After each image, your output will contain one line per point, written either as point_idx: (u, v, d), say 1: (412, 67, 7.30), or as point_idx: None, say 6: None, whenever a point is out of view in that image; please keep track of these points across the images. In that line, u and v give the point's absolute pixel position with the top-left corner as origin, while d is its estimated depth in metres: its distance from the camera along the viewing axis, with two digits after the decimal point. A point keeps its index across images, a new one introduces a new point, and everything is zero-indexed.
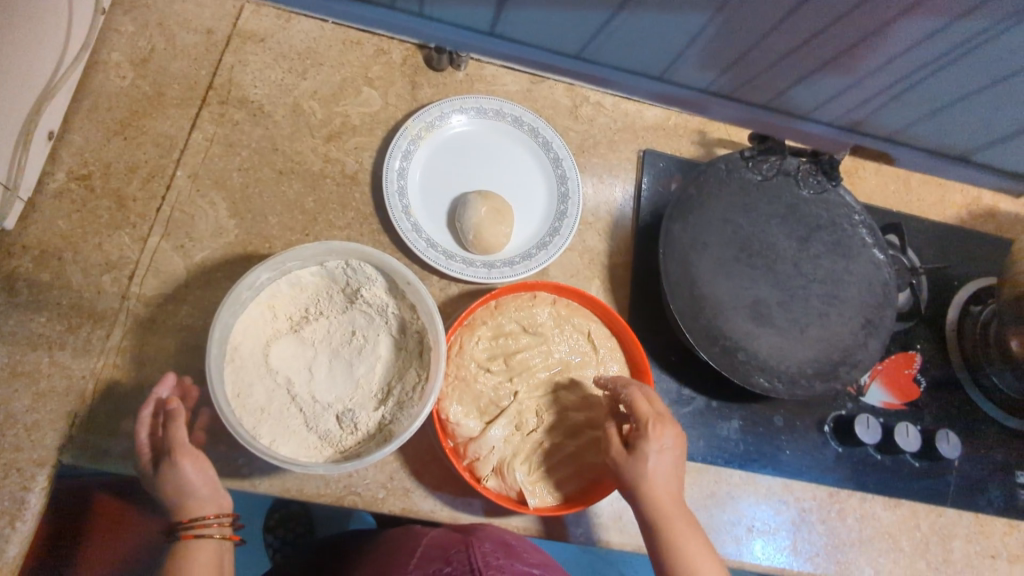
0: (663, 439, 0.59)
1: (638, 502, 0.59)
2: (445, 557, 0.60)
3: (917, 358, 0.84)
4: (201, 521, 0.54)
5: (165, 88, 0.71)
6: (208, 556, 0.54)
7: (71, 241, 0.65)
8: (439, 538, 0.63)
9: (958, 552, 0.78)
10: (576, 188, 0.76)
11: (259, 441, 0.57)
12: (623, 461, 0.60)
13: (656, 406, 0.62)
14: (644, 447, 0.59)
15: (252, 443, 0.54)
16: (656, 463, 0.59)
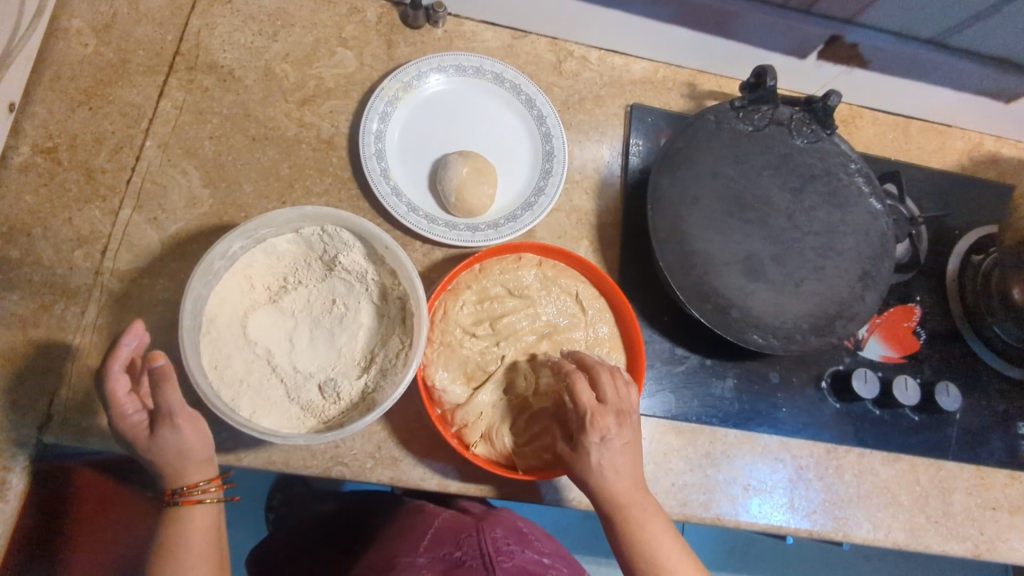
0: (604, 429, 0.57)
1: (592, 497, 0.57)
2: (455, 540, 0.71)
3: (916, 311, 0.82)
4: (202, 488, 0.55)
5: (130, 54, 0.68)
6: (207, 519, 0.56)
7: (39, 217, 0.63)
8: (450, 521, 0.74)
9: (959, 505, 0.77)
10: (561, 145, 0.74)
11: (239, 413, 0.56)
12: (571, 455, 0.58)
13: (600, 392, 0.59)
14: (585, 441, 0.57)
15: (230, 416, 0.53)
16: (600, 455, 0.57)
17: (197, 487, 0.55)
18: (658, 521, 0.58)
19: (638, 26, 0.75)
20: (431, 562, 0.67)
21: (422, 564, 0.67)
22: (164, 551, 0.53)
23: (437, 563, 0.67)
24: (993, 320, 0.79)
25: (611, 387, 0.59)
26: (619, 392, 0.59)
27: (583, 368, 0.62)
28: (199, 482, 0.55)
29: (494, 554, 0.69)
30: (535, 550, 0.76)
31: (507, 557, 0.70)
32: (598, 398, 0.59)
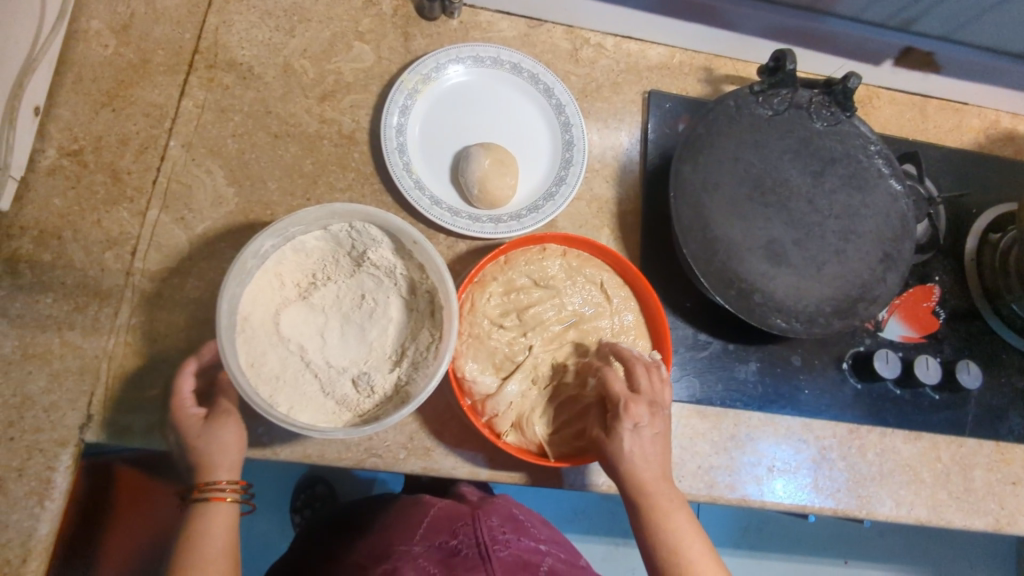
0: (638, 417, 0.58)
1: (619, 484, 0.58)
2: (451, 529, 0.74)
3: (936, 290, 0.82)
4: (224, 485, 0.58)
5: (150, 54, 0.68)
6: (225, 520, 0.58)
7: (69, 220, 0.64)
8: (445, 512, 0.77)
9: (979, 481, 0.78)
10: (581, 134, 0.74)
11: (277, 409, 0.57)
12: (601, 442, 0.60)
13: (634, 383, 0.61)
14: (618, 427, 0.58)
15: (270, 411, 0.54)
16: (633, 442, 0.58)
17: (218, 482, 0.58)
18: (681, 514, 0.58)
19: (713, 35, 0.79)
20: (426, 551, 0.70)
21: (418, 553, 0.70)
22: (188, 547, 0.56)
23: (433, 552, 0.70)
24: (1011, 298, 0.79)
25: (646, 379, 0.61)
26: (653, 384, 0.61)
27: (619, 360, 0.64)
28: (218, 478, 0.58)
29: (490, 542, 0.71)
30: (531, 537, 0.78)
31: (503, 545, 0.72)
32: (633, 388, 0.61)
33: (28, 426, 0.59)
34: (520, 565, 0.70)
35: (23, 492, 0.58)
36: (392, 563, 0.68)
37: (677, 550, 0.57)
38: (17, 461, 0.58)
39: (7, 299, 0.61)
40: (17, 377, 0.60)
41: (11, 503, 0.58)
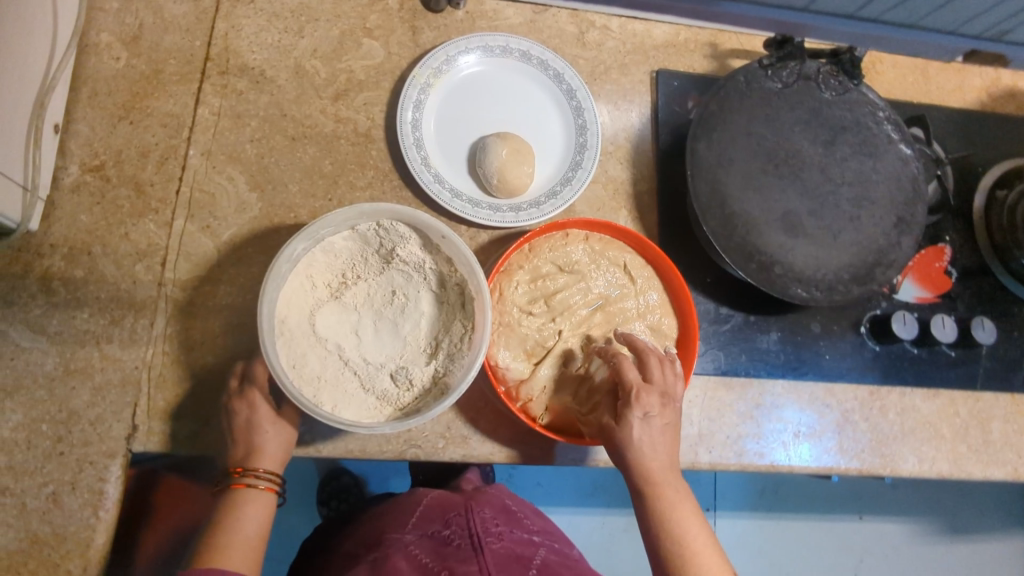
0: (648, 406, 0.59)
1: (626, 470, 0.60)
2: (444, 519, 0.73)
3: (947, 250, 0.84)
4: (258, 473, 0.61)
5: (162, 64, 0.69)
6: (255, 510, 0.60)
7: (97, 235, 0.65)
8: (438, 503, 0.77)
9: (997, 433, 0.80)
10: (594, 118, 0.75)
11: (323, 408, 0.59)
12: (610, 428, 0.60)
13: (647, 373, 0.62)
14: (629, 415, 0.59)
15: (315, 410, 0.56)
16: (642, 430, 0.59)
17: (257, 469, 0.61)
18: (686, 503, 0.60)
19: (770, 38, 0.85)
20: (418, 538, 0.69)
21: (410, 539, 0.69)
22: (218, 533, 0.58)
23: (426, 539, 0.69)
24: (1019, 253, 0.80)
25: (659, 370, 0.62)
26: (666, 375, 0.62)
27: (632, 350, 0.65)
28: (262, 468, 0.61)
29: (483, 534, 0.69)
30: (524, 529, 0.77)
31: (495, 537, 0.70)
32: (645, 377, 0.62)
33: (76, 440, 0.61)
34: (514, 555, 0.68)
35: (78, 504, 0.59)
36: (384, 550, 0.67)
37: (683, 536, 0.58)
38: (68, 474, 0.60)
39: (45, 317, 0.62)
40: (61, 393, 0.61)
41: (67, 516, 0.59)
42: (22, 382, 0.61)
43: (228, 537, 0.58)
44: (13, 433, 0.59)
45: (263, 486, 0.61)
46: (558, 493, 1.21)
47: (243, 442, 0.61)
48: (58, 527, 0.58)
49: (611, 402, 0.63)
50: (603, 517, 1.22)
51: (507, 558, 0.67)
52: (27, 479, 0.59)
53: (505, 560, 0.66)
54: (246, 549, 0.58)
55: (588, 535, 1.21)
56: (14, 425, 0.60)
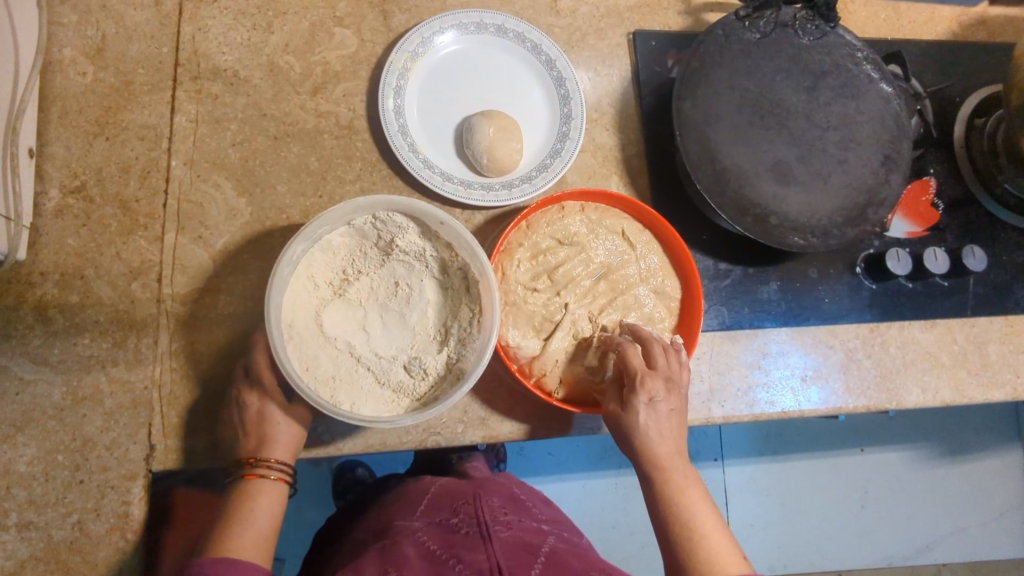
0: (653, 391, 0.61)
1: (635, 457, 0.62)
2: (452, 507, 0.68)
3: (932, 183, 0.85)
4: (267, 462, 0.61)
5: (131, 75, 0.67)
6: (265, 499, 0.60)
7: (88, 257, 0.63)
8: (446, 492, 0.72)
9: (994, 355, 0.81)
10: (576, 86, 0.74)
11: (342, 408, 0.58)
12: (617, 414, 0.62)
13: (651, 360, 0.63)
14: (634, 400, 0.61)
15: (336, 412, 0.56)
16: (648, 415, 0.61)
17: (267, 458, 0.61)
18: (694, 489, 0.60)
19: None
20: (427, 526, 0.64)
21: (418, 527, 0.64)
22: (232, 521, 0.58)
23: (435, 527, 0.64)
24: (1002, 178, 0.82)
25: (663, 358, 0.63)
26: (670, 363, 0.63)
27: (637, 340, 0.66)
28: (274, 458, 0.61)
29: (491, 523, 0.64)
30: (534, 518, 0.72)
31: (504, 525, 0.64)
32: (649, 365, 0.63)
33: (94, 467, 0.60)
34: (523, 542, 0.62)
35: (104, 529, 0.59)
36: (392, 537, 0.62)
37: (694, 518, 0.58)
38: (91, 502, 0.59)
39: (46, 347, 0.61)
40: (72, 421, 0.60)
41: (96, 542, 0.58)
42: (31, 415, 0.60)
43: (242, 526, 0.58)
44: (29, 467, 0.59)
45: (274, 475, 0.61)
46: (570, 459, 1.23)
47: (265, 450, 0.61)
48: (88, 554, 0.58)
49: (617, 391, 0.64)
50: (616, 478, 1.23)
51: (517, 546, 0.60)
52: (50, 511, 0.58)
53: (514, 547, 0.60)
54: (258, 539, 0.58)
55: (603, 498, 1.23)
56: (30, 459, 0.59)
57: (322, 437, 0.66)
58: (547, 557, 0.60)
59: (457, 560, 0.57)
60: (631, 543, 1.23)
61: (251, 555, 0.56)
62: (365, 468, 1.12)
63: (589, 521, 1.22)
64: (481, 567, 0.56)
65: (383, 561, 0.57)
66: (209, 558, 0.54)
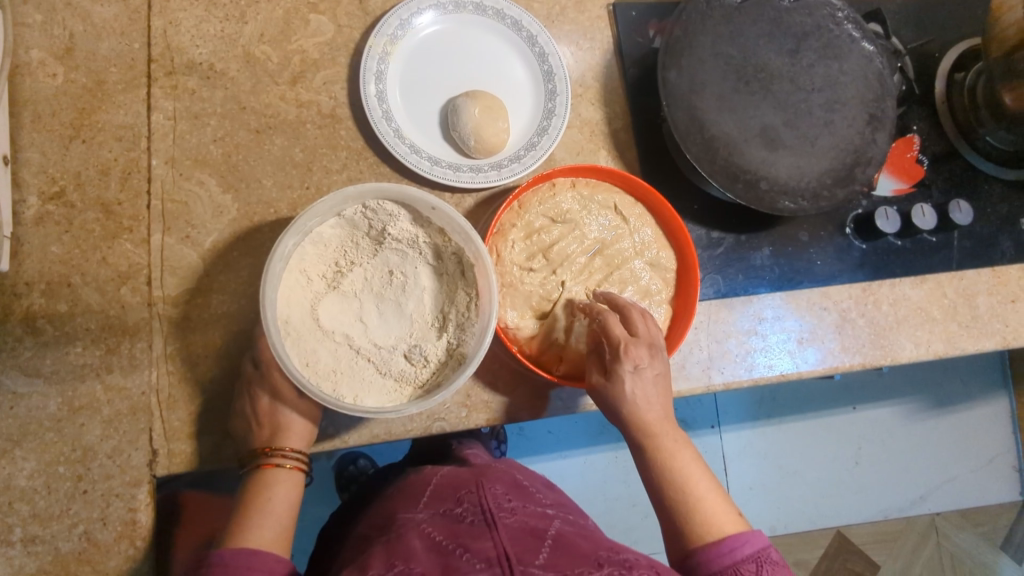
0: (637, 358, 0.61)
1: (627, 425, 0.61)
2: (456, 497, 0.63)
3: (916, 140, 0.86)
4: (282, 451, 0.61)
5: (103, 74, 0.65)
6: (283, 488, 0.61)
7: (73, 264, 0.62)
8: (449, 481, 0.67)
9: (984, 307, 0.82)
10: (559, 61, 0.73)
11: (344, 401, 0.58)
12: (603, 385, 0.62)
13: (632, 327, 0.62)
14: (620, 370, 0.60)
15: (337, 405, 0.55)
16: (634, 383, 0.61)
17: (283, 448, 0.61)
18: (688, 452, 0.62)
19: None
20: (432, 518, 0.59)
21: (423, 520, 0.59)
22: (250, 512, 0.58)
23: (439, 519, 0.59)
24: (983, 131, 0.83)
25: (643, 323, 0.63)
26: (650, 327, 0.63)
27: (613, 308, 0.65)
28: (289, 447, 0.61)
29: (496, 509, 0.59)
30: (539, 502, 0.66)
31: (510, 512, 0.59)
32: (630, 332, 0.62)
33: (98, 475, 0.59)
34: (530, 528, 0.57)
35: (113, 538, 0.58)
36: (396, 531, 0.58)
37: (688, 482, 0.60)
38: (96, 511, 0.58)
39: (38, 359, 0.59)
40: (71, 432, 0.59)
41: (105, 552, 0.58)
42: (29, 428, 0.58)
43: (261, 517, 0.58)
44: (30, 481, 0.58)
45: (289, 463, 0.62)
46: (570, 436, 1.23)
47: (271, 447, 0.61)
48: (98, 564, 0.57)
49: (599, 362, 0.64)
50: (616, 451, 1.24)
51: (524, 532, 0.56)
52: (55, 523, 0.57)
53: (522, 535, 0.55)
54: (278, 529, 0.58)
55: (604, 472, 1.24)
56: (30, 473, 0.58)
57: (327, 430, 0.66)
58: (555, 542, 0.55)
59: (465, 551, 0.52)
60: (635, 513, 1.24)
61: (272, 547, 0.57)
62: (366, 459, 1.12)
63: (592, 495, 1.23)
64: (488, 556, 0.51)
65: (389, 557, 0.53)
66: (231, 549, 0.55)
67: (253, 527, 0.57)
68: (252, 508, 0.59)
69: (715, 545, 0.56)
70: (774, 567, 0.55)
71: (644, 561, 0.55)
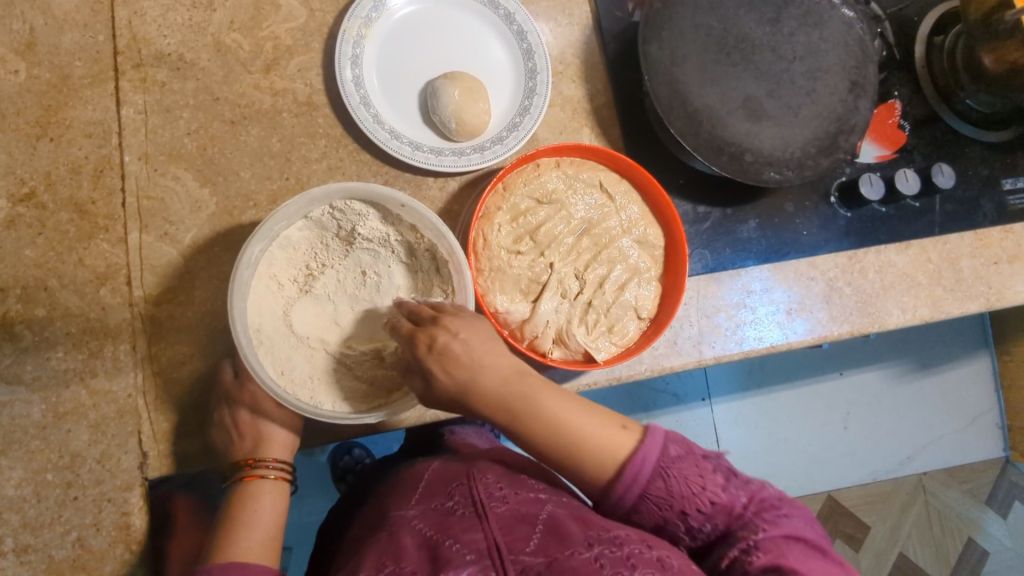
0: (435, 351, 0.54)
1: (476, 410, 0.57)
2: (447, 490, 0.62)
3: (898, 105, 0.85)
4: (265, 462, 0.62)
5: (68, 69, 0.62)
6: (269, 498, 0.62)
7: (49, 267, 0.60)
8: (441, 475, 0.65)
9: (967, 270, 0.82)
10: (538, 38, 0.71)
11: (323, 407, 0.57)
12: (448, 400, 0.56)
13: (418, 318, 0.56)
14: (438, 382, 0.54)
15: (315, 413, 0.55)
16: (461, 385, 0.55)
17: (266, 459, 0.62)
18: (550, 394, 0.59)
19: None
20: (423, 514, 0.58)
21: (414, 516, 0.59)
22: (236, 524, 0.59)
23: (430, 514, 0.58)
24: (965, 94, 0.83)
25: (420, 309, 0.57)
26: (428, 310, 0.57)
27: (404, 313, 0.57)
28: (272, 458, 0.63)
29: (487, 500, 0.58)
30: (533, 488, 0.62)
31: (501, 500, 0.58)
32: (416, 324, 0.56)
33: (88, 481, 0.57)
34: (523, 516, 0.56)
35: (107, 543, 0.57)
36: (388, 530, 0.58)
37: (563, 431, 0.58)
38: (89, 517, 0.57)
39: (17, 365, 0.58)
40: (57, 439, 0.57)
41: (100, 558, 0.56)
42: (14, 436, 0.57)
43: (247, 526, 0.59)
44: (18, 491, 0.56)
45: (274, 473, 0.63)
46: None
47: (259, 451, 0.62)
48: (93, 571, 0.56)
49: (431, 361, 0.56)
50: None
51: (516, 518, 0.55)
52: (47, 531, 0.56)
53: (512, 521, 0.55)
54: (265, 538, 0.59)
55: None
56: (17, 482, 0.56)
57: (321, 423, 0.66)
58: (548, 524, 0.55)
59: (454, 542, 0.52)
60: None
61: (258, 556, 0.57)
62: (360, 448, 1.11)
63: None
64: (478, 548, 0.51)
65: (380, 557, 0.53)
66: (218, 560, 0.55)
67: (239, 537, 0.58)
68: (240, 519, 0.59)
69: (618, 478, 0.58)
70: (678, 469, 0.58)
71: (634, 535, 0.55)
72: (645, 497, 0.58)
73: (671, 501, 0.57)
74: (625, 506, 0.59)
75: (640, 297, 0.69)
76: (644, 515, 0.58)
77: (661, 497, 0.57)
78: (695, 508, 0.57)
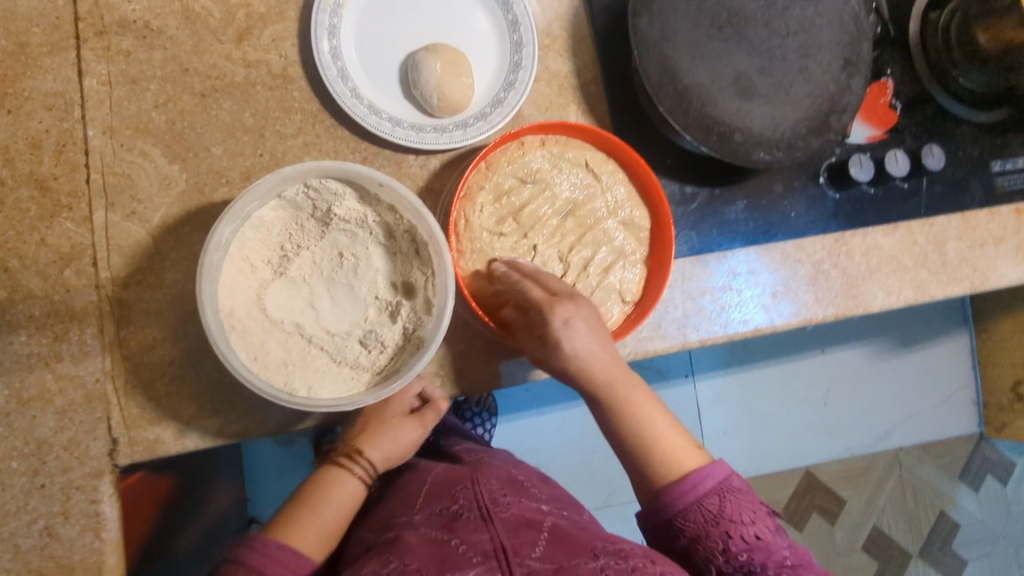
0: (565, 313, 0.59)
1: (577, 385, 0.61)
2: (451, 493, 0.61)
3: (890, 84, 0.84)
4: (356, 456, 0.66)
5: (25, 35, 0.59)
6: (346, 489, 0.63)
7: (9, 247, 0.57)
8: (444, 479, 0.64)
9: (953, 253, 0.82)
10: (524, 10, 0.68)
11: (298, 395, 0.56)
12: (545, 352, 0.61)
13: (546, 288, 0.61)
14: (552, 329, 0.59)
15: (290, 401, 0.53)
16: (570, 339, 0.59)
17: (363, 455, 0.66)
18: (647, 399, 0.62)
19: None
20: (429, 518, 0.58)
21: (419, 521, 0.58)
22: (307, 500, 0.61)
23: (435, 519, 0.57)
24: (957, 74, 0.81)
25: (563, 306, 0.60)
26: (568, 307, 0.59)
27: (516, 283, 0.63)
28: (365, 456, 0.66)
29: (494, 505, 0.57)
30: (532, 499, 0.62)
31: (506, 506, 0.58)
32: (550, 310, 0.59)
33: (55, 469, 0.56)
34: (528, 521, 0.57)
35: (76, 531, 0.56)
36: (394, 533, 0.57)
37: (647, 426, 0.61)
38: (57, 505, 0.56)
39: None
40: (22, 425, 0.56)
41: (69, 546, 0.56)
42: None
43: (317, 504, 0.61)
44: None
45: (361, 473, 0.65)
46: (557, 395, 1.19)
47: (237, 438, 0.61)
48: (63, 559, 0.56)
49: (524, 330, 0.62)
50: None
51: (522, 523, 0.56)
52: (13, 520, 0.55)
53: (518, 525, 0.55)
54: (327, 522, 0.60)
55: (583, 424, 1.20)
56: None
57: None
58: (553, 532, 0.56)
59: (461, 543, 0.53)
60: (613, 466, 1.22)
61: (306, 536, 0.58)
62: None
63: (574, 451, 1.20)
64: (484, 550, 0.52)
65: (384, 559, 0.53)
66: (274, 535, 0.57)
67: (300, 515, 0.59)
68: (310, 495, 0.62)
69: (679, 482, 0.58)
70: (736, 496, 0.59)
71: (640, 550, 0.56)
72: (696, 507, 0.58)
73: (720, 519, 0.58)
74: (673, 510, 0.58)
75: (624, 280, 0.68)
76: (689, 523, 0.58)
77: (712, 512, 0.58)
78: (738, 535, 0.58)
